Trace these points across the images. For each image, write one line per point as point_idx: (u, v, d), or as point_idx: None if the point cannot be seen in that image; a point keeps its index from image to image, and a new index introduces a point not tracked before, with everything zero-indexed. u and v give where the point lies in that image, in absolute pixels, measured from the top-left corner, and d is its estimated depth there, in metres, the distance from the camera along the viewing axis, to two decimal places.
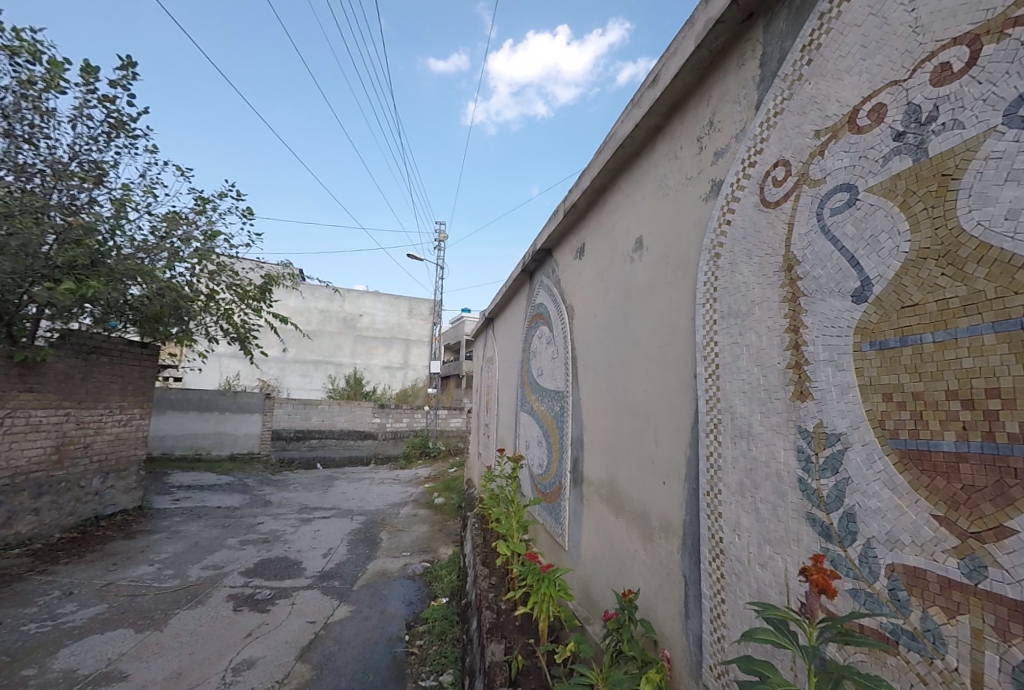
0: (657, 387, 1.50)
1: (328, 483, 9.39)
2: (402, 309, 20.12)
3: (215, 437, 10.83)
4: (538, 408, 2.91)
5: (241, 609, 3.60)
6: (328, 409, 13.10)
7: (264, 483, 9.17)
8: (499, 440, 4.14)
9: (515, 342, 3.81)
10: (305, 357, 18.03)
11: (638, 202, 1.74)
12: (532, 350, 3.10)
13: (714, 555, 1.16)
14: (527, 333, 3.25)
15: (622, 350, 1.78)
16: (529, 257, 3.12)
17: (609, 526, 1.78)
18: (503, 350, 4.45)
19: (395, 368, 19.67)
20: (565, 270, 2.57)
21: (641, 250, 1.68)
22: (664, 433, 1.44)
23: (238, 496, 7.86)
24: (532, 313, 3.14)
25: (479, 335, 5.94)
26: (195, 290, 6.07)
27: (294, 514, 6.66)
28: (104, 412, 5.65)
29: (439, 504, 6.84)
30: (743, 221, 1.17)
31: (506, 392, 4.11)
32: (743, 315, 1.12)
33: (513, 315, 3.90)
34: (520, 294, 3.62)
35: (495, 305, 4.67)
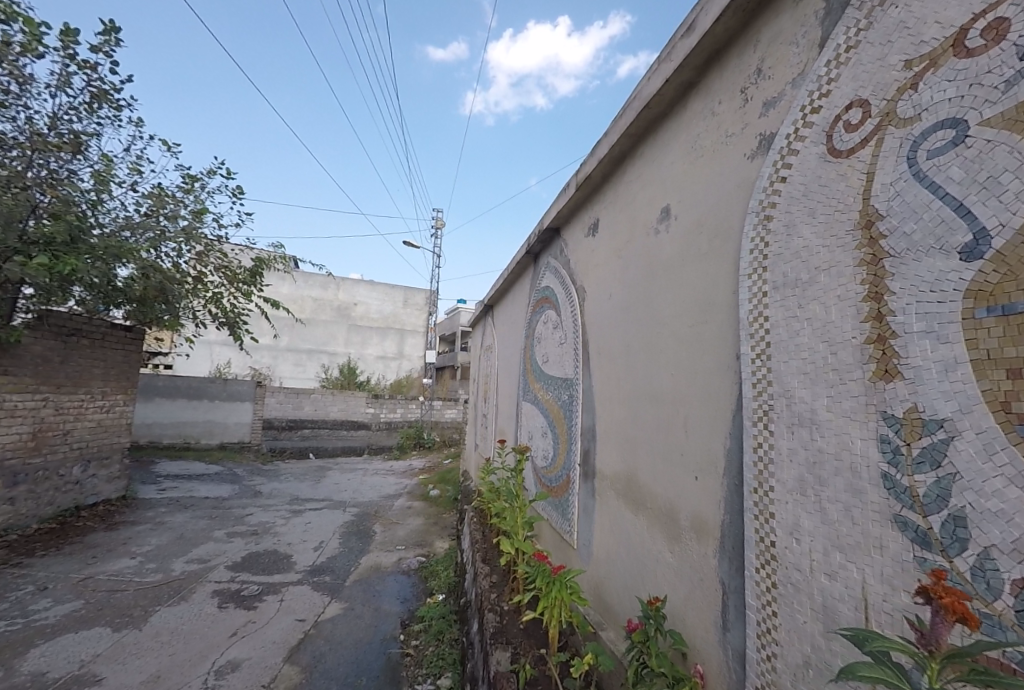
0: (687, 370, 1.34)
1: (321, 474, 9.21)
2: (397, 299, 19.84)
3: (204, 426, 10.58)
4: (541, 398, 2.77)
5: (226, 606, 3.42)
6: (321, 398, 12.87)
7: (254, 474, 8.97)
8: (498, 431, 3.99)
9: (517, 330, 3.65)
10: (298, 345, 17.73)
11: (665, 168, 1.58)
12: (535, 337, 2.95)
13: (765, 562, 1.03)
14: (531, 318, 3.09)
15: (643, 332, 1.63)
16: (535, 237, 2.95)
17: (626, 523, 1.64)
18: (502, 339, 4.29)
19: (390, 359, 19.43)
20: (576, 249, 2.41)
21: (668, 219, 1.52)
22: (696, 421, 1.29)
23: (227, 486, 7.66)
24: (537, 297, 2.97)
25: (478, 323, 5.75)
26: (182, 271, 5.84)
27: (285, 506, 6.47)
28: (85, 397, 5.39)
29: (434, 496, 6.69)
30: (802, 175, 1.00)
31: (506, 382, 3.96)
32: (803, 285, 0.97)
33: (515, 300, 3.73)
34: (524, 277, 3.45)
35: (495, 292, 4.49)
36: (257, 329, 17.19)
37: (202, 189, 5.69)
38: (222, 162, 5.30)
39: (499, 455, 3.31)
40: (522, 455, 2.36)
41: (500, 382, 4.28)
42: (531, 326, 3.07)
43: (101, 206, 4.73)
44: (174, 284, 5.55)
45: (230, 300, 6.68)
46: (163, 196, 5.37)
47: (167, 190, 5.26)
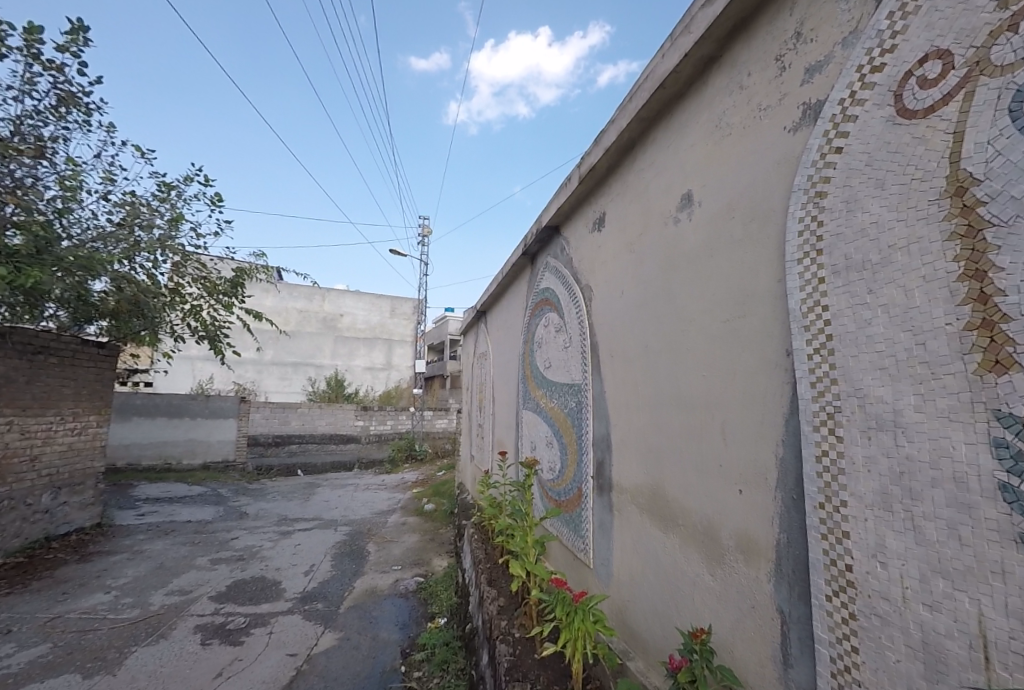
0: (722, 370, 1.21)
1: (310, 492, 8.87)
2: (384, 309, 19.55)
3: (186, 445, 10.15)
4: (544, 405, 2.61)
5: (210, 643, 3.16)
6: (308, 413, 12.51)
7: (240, 493, 8.60)
8: (496, 442, 3.83)
9: (513, 335, 3.50)
10: (283, 358, 17.31)
11: (685, 152, 1.47)
12: (536, 341, 2.80)
13: (837, 589, 0.89)
14: (529, 322, 2.95)
15: (664, 331, 1.50)
16: (532, 237, 2.82)
17: (653, 541, 1.50)
18: (497, 345, 4.14)
19: (378, 370, 19.08)
20: (579, 247, 2.28)
21: (691, 206, 1.41)
22: (736, 426, 1.16)
23: (211, 509, 7.30)
24: (537, 299, 2.83)
25: (469, 330, 5.59)
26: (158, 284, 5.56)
27: (273, 527, 6.17)
28: (54, 420, 5.06)
29: (430, 511, 6.46)
30: (866, 142, 0.88)
31: (503, 390, 3.79)
32: (875, 267, 0.84)
33: (511, 304, 3.58)
34: (521, 280, 3.30)
35: (489, 296, 4.33)
36: (240, 343, 16.72)
37: (179, 198, 5.48)
38: (200, 168, 5.09)
39: (500, 467, 3.13)
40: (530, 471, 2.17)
41: (496, 391, 4.11)
42: (531, 330, 2.92)
43: (69, 216, 4.48)
44: (152, 297, 5.29)
45: (211, 313, 6.40)
46: (137, 205, 5.12)
47: (141, 198, 5.03)
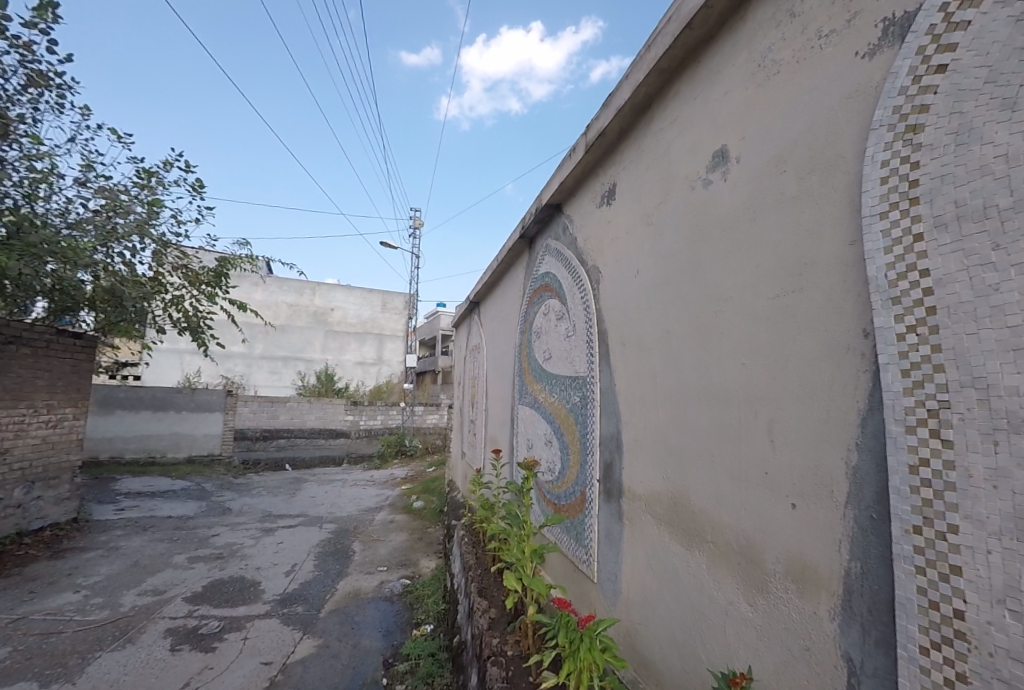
0: (770, 358, 1.00)
1: (296, 487, 8.61)
2: (376, 303, 19.21)
3: (171, 438, 9.81)
4: (543, 401, 2.40)
5: (179, 649, 2.87)
6: (297, 406, 12.21)
7: (223, 488, 8.31)
8: (489, 439, 3.61)
9: (507, 326, 3.28)
10: (273, 352, 16.95)
11: (718, 103, 1.24)
12: (534, 332, 2.57)
13: (938, 641, 0.67)
14: (527, 310, 2.72)
15: (690, 315, 1.28)
16: (530, 217, 2.57)
17: (674, 558, 1.29)
18: (490, 338, 3.92)
19: (369, 364, 18.75)
20: (582, 225, 2.05)
21: (726, 165, 1.19)
22: (788, 426, 0.96)
23: (192, 503, 7.02)
24: (535, 286, 2.60)
25: (461, 323, 5.36)
26: (139, 275, 5.22)
27: (258, 525, 5.91)
28: (26, 412, 4.71)
29: (418, 509, 6.23)
30: (988, 53, 0.67)
31: (497, 385, 3.57)
32: (1007, 213, 0.62)
33: (506, 293, 3.34)
34: (517, 266, 3.06)
35: (482, 287, 4.09)
36: (228, 334, 16.31)
37: (159, 184, 5.16)
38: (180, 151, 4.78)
39: (493, 467, 2.91)
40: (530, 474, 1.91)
41: (489, 385, 3.90)
42: (528, 319, 2.69)
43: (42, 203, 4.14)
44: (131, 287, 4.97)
45: (195, 305, 6.09)
46: (115, 191, 4.78)
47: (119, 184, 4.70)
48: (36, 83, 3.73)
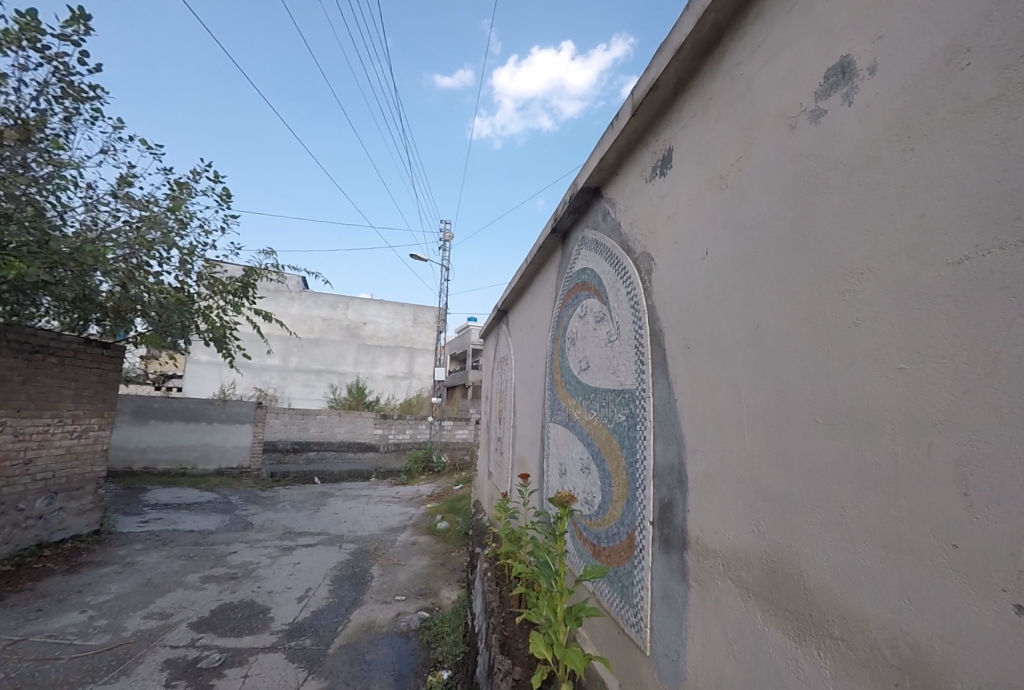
0: (960, 359, 0.62)
1: (321, 502, 8.46)
2: (407, 317, 19.36)
3: (201, 450, 9.96)
4: (579, 419, 2.03)
5: (174, 684, 2.64)
6: (327, 419, 12.25)
7: (250, 502, 8.26)
8: (517, 460, 3.26)
9: (538, 334, 2.95)
10: (307, 365, 17.28)
11: (831, 7, 0.88)
12: (569, 339, 2.22)
13: None
14: (561, 314, 2.39)
15: (793, 304, 0.92)
16: (563, 209, 2.25)
17: (775, 651, 0.90)
18: (519, 349, 3.59)
19: (399, 378, 18.79)
20: (626, 207, 1.71)
21: (855, 87, 0.83)
22: (1005, 473, 0.57)
23: (216, 517, 6.97)
24: (571, 286, 2.26)
25: (490, 334, 5.08)
26: (169, 285, 5.30)
27: (273, 542, 5.73)
28: (52, 421, 4.76)
29: (442, 530, 5.88)
30: None
31: (526, 400, 3.23)
32: None
33: (537, 297, 3.02)
34: (550, 266, 2.73)
35: (510, 293, 3.79)
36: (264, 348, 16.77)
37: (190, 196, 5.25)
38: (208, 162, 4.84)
39: (520, 494, 2.54)
40: (565, 512, 1.44)
41: (518, 400, 3.55)
42: (562, 324, 2.35)
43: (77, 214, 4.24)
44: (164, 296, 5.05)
45: (218, 314, 6.10)
46: (147, 203, 4.86)
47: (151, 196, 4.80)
48: (75, 98, 3.82)
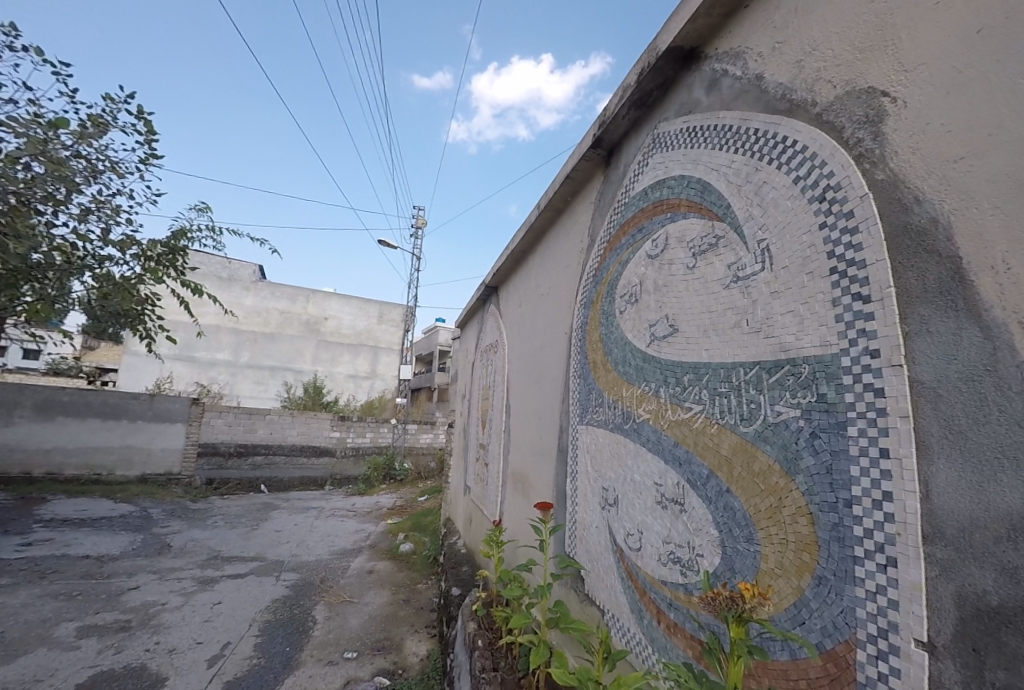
0: None
1: (263, 516, 7.19)
2: (371, 313, 17.98)
3: (121, 454, 8.26)
4: (643, 419, 1.24)
5: None
6: (277, 420, 10.88)
7: (174, 516, 6.80)
8: (514, 474, 2.47)
9: (551, 304, 2.16)
10: (260, 362, 15.66)
11: None
12: (619, 296, 1.46)
13: None
14: (602, 270, 1.61)
15: None
16: (619, 102, 1.46)
17: None
18: (515, 331, 2.80)
19: (361, 378, 17.40)
20: (781, 44, 0.96)
21: None
22: None
23: (125, 535, 5.52)
24: (625, 218, 1.49)
25: (471, 317, 4.26)
26: (67, 244, 4.18)
27: (190, 572, 4.35)
28: None
29: (406, 553, 4.90)
30: None
31: (526, 397, 2.43)
32: None
33: (551, 256, 2.24)
34: (577, 207, 1.96)
35: (505, 261, 2.98)
36: (211, 341, 15.02)
37: (104, 132, 4.14)
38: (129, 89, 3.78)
39: (534, 530, 1.57)
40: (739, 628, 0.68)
41: (511, 398, 2.74)
42: (604, 278, 1.58)
43: None
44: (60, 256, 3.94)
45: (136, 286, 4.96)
46: (48, 134, 3.72)
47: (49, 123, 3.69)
48: None
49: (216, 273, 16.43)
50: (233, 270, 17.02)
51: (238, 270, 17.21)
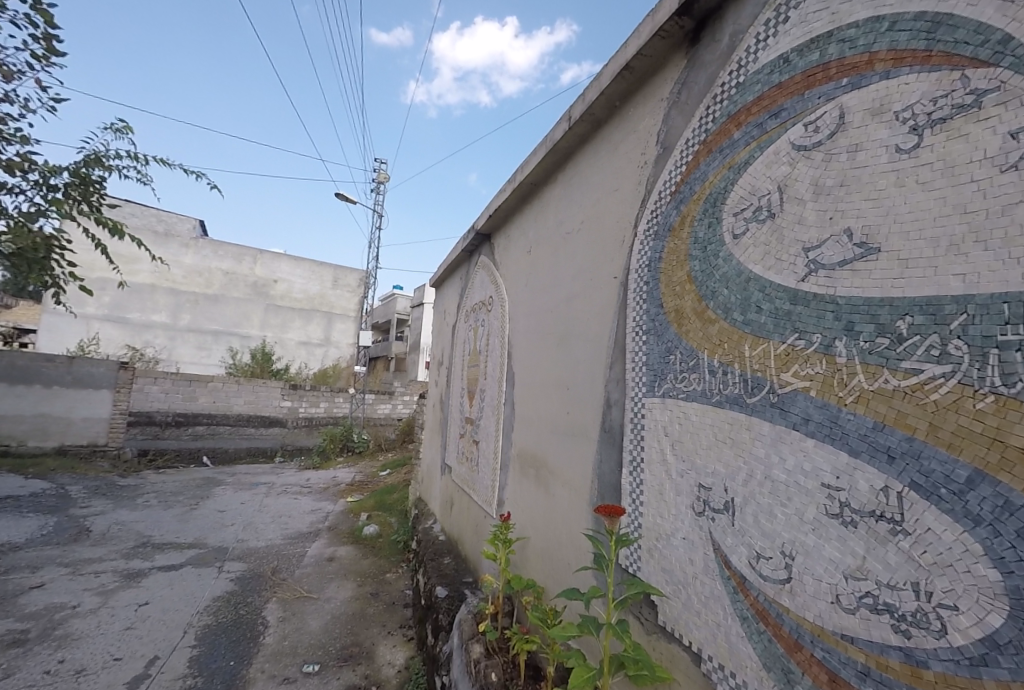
0: None
1: (205, 493, 6.40)
2: (325, 277, 16.59)
3: (32, 424, 7.03)
4: (794, 389, 0.87)
5: None
6: (221, 388, 9.81)
7: (97, 493, 5.88)
8: (520, 452, 2.06)
9: (584, 241, 1.69)
10: (200, 325, 14.15)
11: None
12: (730, 213, 1.05)
13: None
14: (690, 187, 1.19)
15: None
16: None
17: None
18: (515, 283, 2.30)
19: (314, 345, 16.21)
20: None
21: None
22: None
23: (31, 517, 4.63)
24: (738, 105, 1.06)
25: (450, 272, 3.70)
26: None
27: (114, 563, 3.62)
28: None
29: (372, 536, 4.42)
30: None
31: (536, 363, 1.98)
32: None
33: (583, 182, 1.76)
34: (633, 111, 1.50)
35: (502, 200, 2.45)
36: (143, 299, 13.36)
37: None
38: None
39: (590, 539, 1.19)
40: None
41: (511, 364, 2.28)
42: (697, 193, 1.16)
43: None
44: None
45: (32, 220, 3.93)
46: None
47: None
48: None
49: (147, 226, 14.50)
50: (168, 223, 15.09)
51: (174, 223, 15.26)
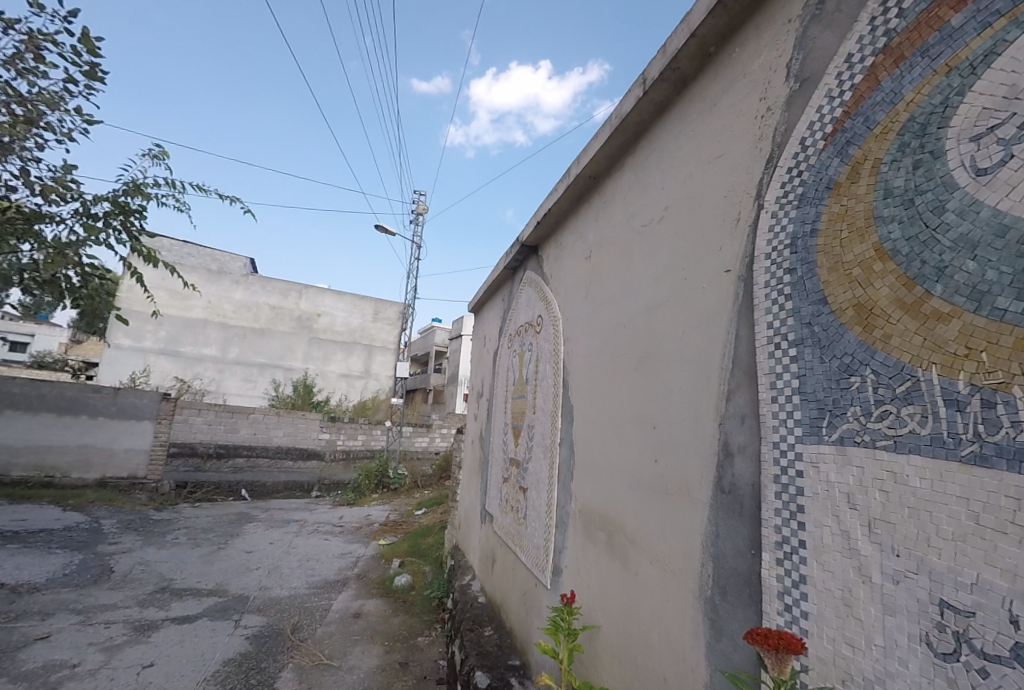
0: None
1: (235, 531, 6.21)
2: (367, 311, 16.95)
3: (78, 455, 7.25)
4: None
5: None
6: (262, 420, 9.90)
7: (131, 528, 5.82)
8: (584, 505, 1.61)
9: (668, 233, 1.31)
10: (248, 358, 14.68)
11: None
12: (957, 137, 0.64)
13: None
14: (871, 117, 0.78)
15: None
16: None
17: None
18: (572, 297, 1.92)
19: (354, 377, 16.39)
20: None
21: None
22: None
23: (60, 554, 4.55)
24: None
25: (492, 294, 3.39)
26: None
27: (127, 612, 3.40)
28: None
29: (404, 588, 3.99)
30: None
31: (603, 392, 1.56)
32: None
33: (664, 161, 1.37)
34: (739, 52, 1.12)
35: (552, 202, 2.10)
36: (198, 334, 14.09)
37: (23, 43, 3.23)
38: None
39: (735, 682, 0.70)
40: None
41: (566, 395, 1.87)
42: (882, 126, 0.76)
43: None
44: None
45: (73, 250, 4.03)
46: None
47: None
48: None
49: (204, 265, 15.52)
50: (223, 263, 16.10)
51: (227, 263, 16.25)
